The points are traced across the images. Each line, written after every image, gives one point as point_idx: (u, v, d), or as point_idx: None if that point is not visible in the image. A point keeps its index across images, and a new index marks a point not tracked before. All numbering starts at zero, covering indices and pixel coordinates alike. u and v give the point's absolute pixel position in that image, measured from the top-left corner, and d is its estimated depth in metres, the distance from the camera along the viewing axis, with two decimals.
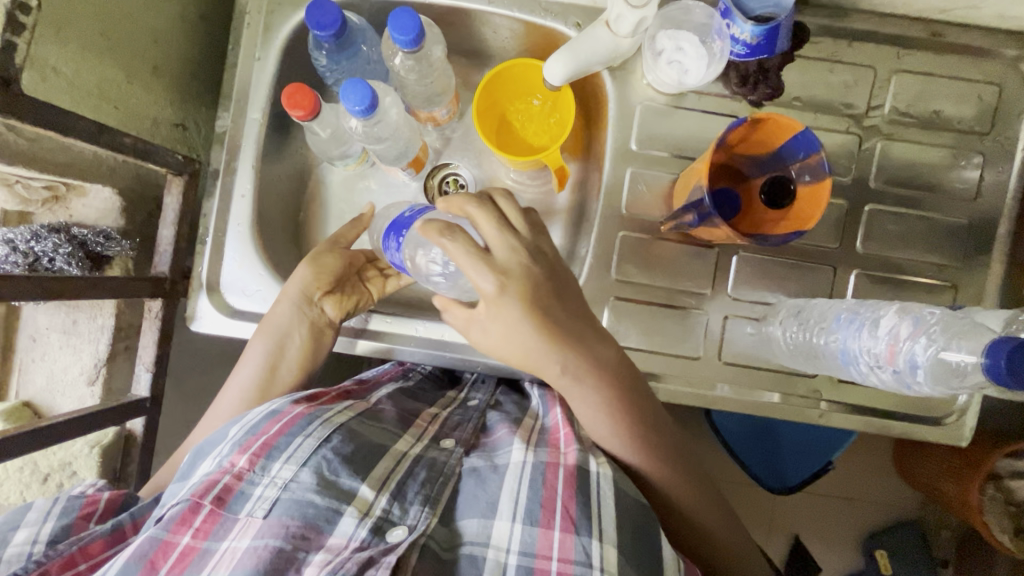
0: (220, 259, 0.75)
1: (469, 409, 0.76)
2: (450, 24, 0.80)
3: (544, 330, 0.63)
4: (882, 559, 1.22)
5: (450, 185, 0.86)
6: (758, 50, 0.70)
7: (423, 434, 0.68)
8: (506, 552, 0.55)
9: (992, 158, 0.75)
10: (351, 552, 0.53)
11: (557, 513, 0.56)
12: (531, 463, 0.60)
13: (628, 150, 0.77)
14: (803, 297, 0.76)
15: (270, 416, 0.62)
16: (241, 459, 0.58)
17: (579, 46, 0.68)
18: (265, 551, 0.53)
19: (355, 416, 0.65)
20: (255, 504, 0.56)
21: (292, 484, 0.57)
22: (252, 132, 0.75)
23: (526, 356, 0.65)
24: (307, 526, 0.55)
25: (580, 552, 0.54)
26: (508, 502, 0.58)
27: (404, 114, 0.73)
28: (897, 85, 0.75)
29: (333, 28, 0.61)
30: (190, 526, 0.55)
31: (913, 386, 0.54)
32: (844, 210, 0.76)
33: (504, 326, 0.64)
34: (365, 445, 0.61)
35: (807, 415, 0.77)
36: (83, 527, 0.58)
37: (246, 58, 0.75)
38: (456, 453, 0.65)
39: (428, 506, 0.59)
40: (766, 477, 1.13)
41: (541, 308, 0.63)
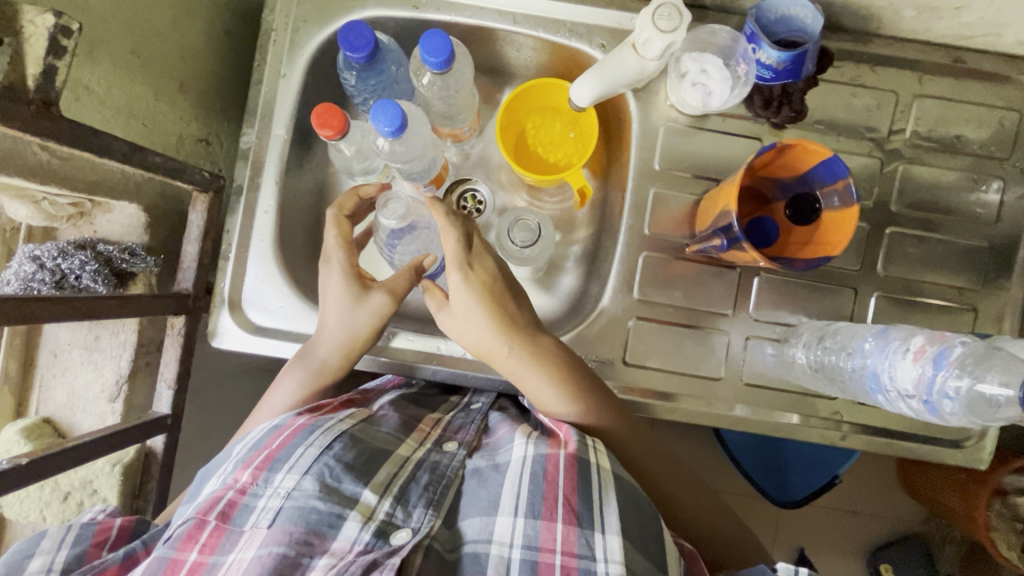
0: (243, 276, 0.75)
1: (471, 413, 0.76)
2: (473, 43, 0.81)
3: (494, 316, 0.69)
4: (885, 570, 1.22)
5: (468, 202, 0.86)
6: (783, 74, 0.71)
7: (425, 438, 0.68)
8: (509, 547, 0.55)
9: (1011, 182, 0.76)
10: (356, 556, 0.53)
11: (559, 504, 0.56)
12: (531, 457, 0.60)
13: (650, 171, 0.77)
14: (823, 318, 0.76)
15: (273, 431, 0.63)
16: (244, 475, 0.59)
17: (606, 69, 0.69)
18: (269, 558, 0.52)
19: (357, 423, 0.66)
20: (259, 515, 0.56)
21: (295, 492, 0.56)
22: (275, 148, 0.75)
23: (479, 341, 0.71)
24: (311, 532, 0.54)
25: (583, 545, 0.54)
26: (509, 497, 0.57)
27: (429, 134, 0.73)
28: (918, 109, 0.75)
29: (366, 50, 0.61)
30: (198, 542, 0.55)
31: (939, 414, 0.54)
32: (865, 233, 0.76)
33: (464, 315, 0.70)
34: (364, 450, 0.61)
35: (827, 436, 0.77)
36: (96, 555, 0.57)
37: (271, 75, 0.75)
38: (459, 456, 0.65)
39: (432, 509, 0.59)
40: (776, 493, 1.13)
41: (499, 298, 0.70)
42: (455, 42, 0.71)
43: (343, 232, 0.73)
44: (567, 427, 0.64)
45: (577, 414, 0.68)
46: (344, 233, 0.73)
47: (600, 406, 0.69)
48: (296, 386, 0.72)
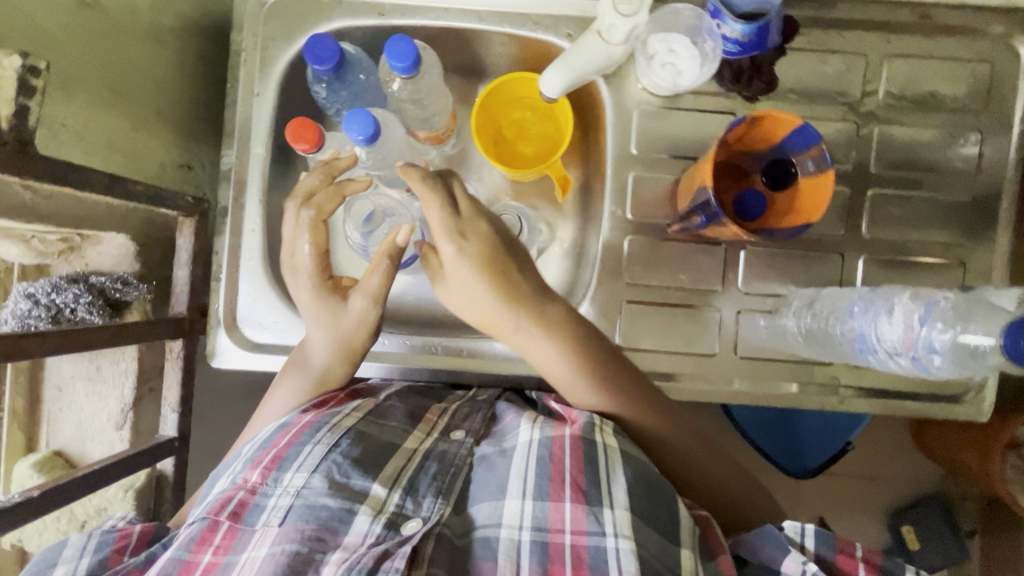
0: (236, 295, 0.76)
1: (478, 402, 0.76)
2: (441, 44, 0.81)
3: (494, 289, 0.70)
4: (908, 533, 1.23)
5: None
6: (750, 46, 0.72)
7: (433, 428, 0.69)
8: (519, 530, 0.56)
9: (989, 134, 0.76)
10: (367, 548, 0.53)
11: (567, 484, 0.57)
12: (538, 441, 0.62)
13: (628, 155, 0.78)
14: (812, 286, 0.77)
15: (280, 429, 0.65)
16: (254, 474, 0.60)
17: (573, 58, 0.69)
18: (283, 555, 0.53)
19: (364, 417, 0.67)
20: (270, 514, 0.57)
21: (305, 489, 0.57)
22: (257, 166, 0.76)
23: (482, 315, 0.72)
24: (322, 527, 0.55)
25: (593, 522, 0.55)
26: (517, 480, 0.59)
27: (404, 137, 0.74)
28: (890, 70, 0.75)
29: (332, 61, 0.61)
30: (211, 544, 0.56)
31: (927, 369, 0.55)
32: (847, 197, 0.77)
33: (461, 284, 0.71)
34: (368, 445, 0.63)
35: (827, 402, 0.77)
36: (118, 560, 0.58)
37: (245, 94, 0.76)
38: (467, 444, 0.66)
39: (441, 497, 0.60)
40: (789, 463, 1.13)
41: (494, 269, 0.70)
42: (421, 45, 0.72)
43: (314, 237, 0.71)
44: (574, 409, 0.66)
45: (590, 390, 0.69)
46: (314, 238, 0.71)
47: (612, 389, 0.69)
48: (293, 396, 0.71)
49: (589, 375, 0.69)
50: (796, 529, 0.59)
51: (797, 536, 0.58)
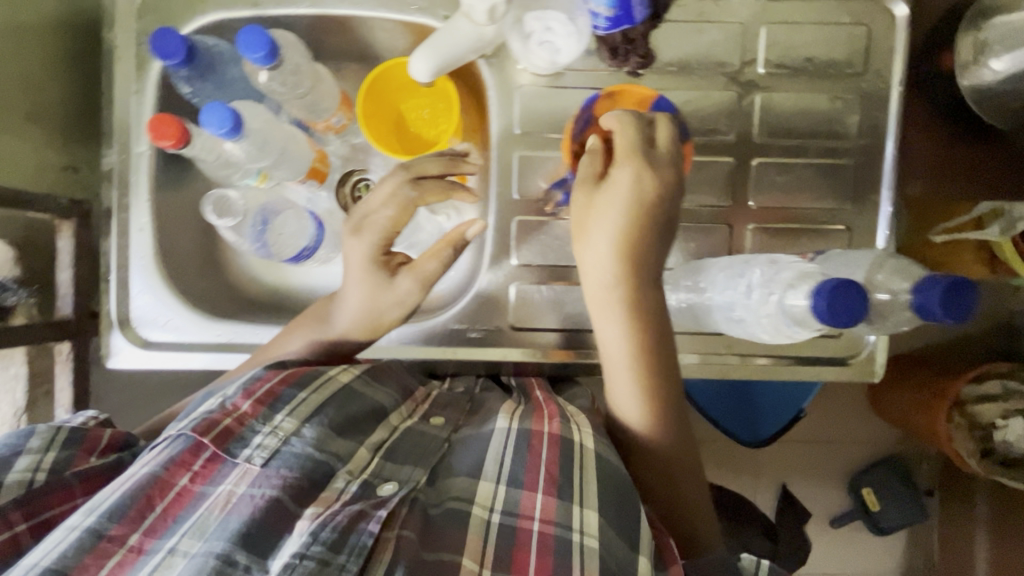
0: (128, 295, 0.76)
1: (456, 394, 0.78)
2: (324, 32, 0.81)
3: (626, 260, 0.61)
4: (868, 495, 1.15)
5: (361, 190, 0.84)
6: (619, 21, 0.72)
7: (414, 411, 0.72)
8: (489, 509, 0.58)
9: (870, 97, 0.76)
10: (342, 505, 0.55)
11: (543, 476, 0.59)
12: (516, 431, 0.64)
13: (511, 135, 0.78)
14: (700, 258, 0.78)
15: (266, 371, 0.65)
16: (246, 404, 0.60)
17: (439, 41, 0.69)
18: (261, 499, 0.54)
19: (360, 376, 0.69)
20: (255, 451, 0.58)
21: (294, 438, 0.59)
22: (141, 165, 0.76)
23: (595, 291, 0.63)
24: (302, 478, 0.57)
25: (560, 512, 0.56)
26: (493, 464, 0.61)
27: (281, 129, 0.75)
28: (767, 37, 0.75)
29: (180, 54, 0.60)
30: (189, 470, 0.57)
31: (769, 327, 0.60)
32: (730, 167, 0.77)
33: (587, 241, 0.63)
34: (351, 410, 0.64)
35: (722, 371, 0.79)
36: (84, 461, 0.59)
37: (123, 93, 0.76)
38: (447, 430, 0.68)
39: (419, 466, 0.62)
40: (743, 433, 1.07)
41: (645, 211, 0.61)
42: (279, 32, 0.72)
43: (393, 214, 0.69)
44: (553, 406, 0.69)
45: (632, 393, 0.64)
46: (398, 211, 0.69)
47: (663, 401, 0.64)
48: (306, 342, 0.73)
49: (646, 366, 0.63)
50: (752, 562, 0.57)
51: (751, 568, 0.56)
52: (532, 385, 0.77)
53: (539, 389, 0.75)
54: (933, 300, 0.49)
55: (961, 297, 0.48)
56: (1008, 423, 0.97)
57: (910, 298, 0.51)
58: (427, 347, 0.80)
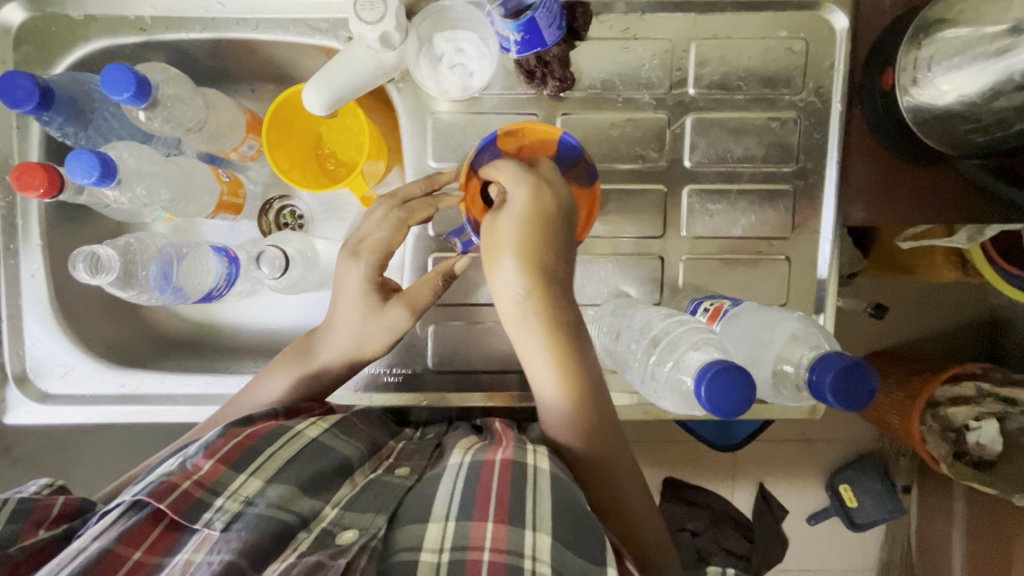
0: (22, 346, 0.72)
1: (426, 441, 0.71)
2: (225, 55, 0.75)
3: (529, 258, 0.59)
4: (846, 492, 1.09)
5: (288, 217, 0.84)
6: (529, 44, 0.63)
7: (381, 463, 0.66)
8: (438, 552, 0.52)
9: (811, 115, 0.70)
10: (298, 559, 0.52)
11: (492, 503, 0.55)
12: (467, 463, 0.60)
13: (425, 166, 0.73)
14: (629, 293, 0.73)
15: (245, 423, 0.64)
16: (206, 463, 0.58)
17: (332, 71, 0.63)
18: (217, 565, 0.51)
19: (329, 428, 0.65)
20: (214, 515, 0.55)
21: (257, 497, 0.56)
22: (28, 207, 0.71)
23: (509, 305, 0.60)
24: (257, 539, 0.53)
25: (513, 540, 0.52)
26: (443, 502, 0.56)
27: (171, 166, 0.69)
28: (698, 53, 0.69)
29: (32, 100, 0.54)
30: (144, 542, 0.54)
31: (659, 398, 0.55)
32: (662, 194, 0.72)
33: (498, 265, 0.60)
34: (323, 462, 0.61)
35: (654, 410, 0.75)
36: (32, 534, 0.56)
37: (4, 130, 0.70)
38: (412, 478, 0.62)
39: (381, 513, 0.57)
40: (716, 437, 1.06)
41: (545, 223, 0.59)
42: (159, 65, 0.67)
43: (387, 237, 0.66)
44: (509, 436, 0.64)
45: (561, 395, 0.61)
46: (387, 237, 0.66)
47: (592, 399, 0.61)
48: (286, 379, 0.70)
49: (575, 378, 0.60)
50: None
51: None
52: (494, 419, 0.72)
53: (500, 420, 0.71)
54: (826, 381, 0.48)
55: (854, 382, 0.47)
56: (981, 426, 0.88)
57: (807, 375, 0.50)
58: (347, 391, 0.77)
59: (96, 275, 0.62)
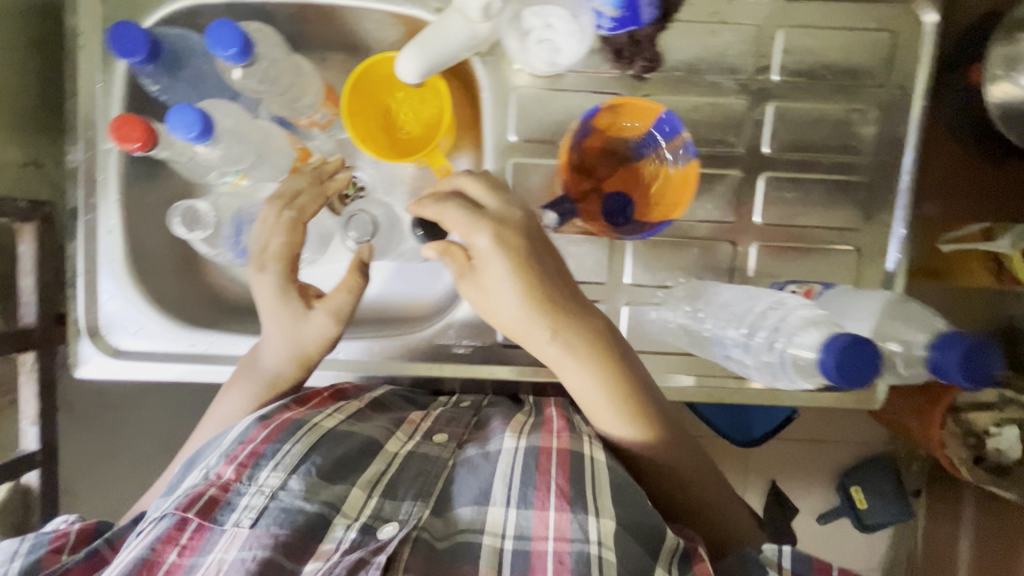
0: (97, 301, 0.72)
1: (461, 410, 0.75)
2: (308, 21, 0.75)
3: (534, 287, 0.57)
4: (856, 494, 1.08)
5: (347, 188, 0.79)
6: (624, 21, 0.67)
7: (415, 430, 0.69)
8: (502, 537, 0.56)
9: (891, 109, 0.71)
10: (341, 555, 0.54)
11: (552, 492, 0.57)
12: (524, 449, 0.62)
13: (506, 141, 0.73)
14: (701, 278, 0.74)
15: (259, 422, 0.63)
16: (227, 471, 0.59)
17: (429, 39, 0.63)
18: (253, 562, 0.53)
19: (344, 419, 0.67)
20: (242, 514, 0.56)
21: (281, 492, 0.57)
22: (109, 163, 0.71)
23: (513, 323, 0.60)
24: (295, 534, 0.55)
25: (577, 529, 0.54)
26: (502, 487, 0.59)
27: (259, 129, 0.69)
28: (783, 41, 0.70)
29: (144, 51, 0.55)
30: (177, 543, 0.56)
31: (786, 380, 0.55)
32: (739, 181, 0.73)
33: (483, 291, 0.59)
34: (345, 447, 0.63)
35: (719, 395, 0.75)
36: (53, 559, 0.59)
37: (87, 84, 0.70)
38: (450, 448, 0.66)
39: (421, 499, 0.60)
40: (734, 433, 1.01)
41: (535, 253, 0.58)
42: (260, 25, 0.68)
43: (287, 241, 0.67)
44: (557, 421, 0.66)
45: (616, 418, 0.62)
46: (286, 242, 0.67)
47: (636, 404, 0.62)
48: (247, 395, 0.70)
49: (614, 382, 0.61)
50: (773, 550, 0.57)
51: (773, 557, 0.57)
52: (547, 402, 0.75)
53: (553, 406, 0.73)
54: (952, 361, 0.50)
55: (980, 358, 0.49)
56: (1002, 431, 0.78)
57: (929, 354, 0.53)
58: (416, 360, 0.78)
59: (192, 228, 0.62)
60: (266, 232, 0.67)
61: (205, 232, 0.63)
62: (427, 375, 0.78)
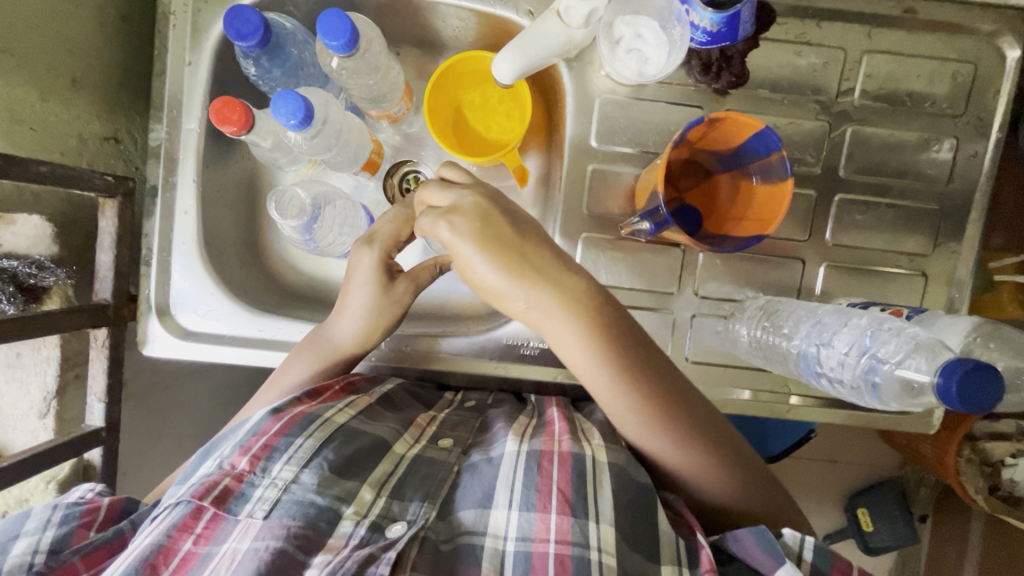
0: (169, 280, 0.72)
1: (466, 412, 0.75)
2: (394, 14, 0.75)
3: (495, 256, 0.60)
4: (862, 515, 1.08)
5: (411, 183, 0.82)
6: (719, 38, 0.66)
7: (422, 433, 0.69)
8: (503, 539, 0.56)
9: (965, 140, 0.72)
10: (351, 551, 0.54)
11: (553, 496, 0.57)
12: (526, 452, 0.61)
13: (587, 147, 0.74)
14: (768, 294, 0.74)
15: (272, 415, 0.62)
16: (242, 462, 0.58)
17: (527, 40, 0.64)
18: (266, 553, 0.53)
19: (357, 415, 0.66)
20: (255, 505, 0.56)
21: (294, 485, 0.57)
22: (190, 143, 0.71)
23: (488, 291, 0.62)
24: (308, 527, 0.55)
25: (577, 533, 0.55)
26: (504, 489, 0.59)
27: (347, 119, 0.70)
28: (867, 66, 0.71)
29: (255, 37, 0.59)
30: (193, 532, 0.56)
31: (882, 399, 0.57)
32: (813, 200, 0.73)
33: (469, 262, 0.61)
34: (357, 445, 0.62)
35: (776, 410, 0.76)
36: (83, 536, 0.57)
37: (175, 63, 0.70)
38: (455, 453, 0.66)
39: (428, 501, 0.60)
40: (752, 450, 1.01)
41: (505, 236, 0.61)
42: (351, 13, 0.66)
43: (398, 226, 0.69)
44: (554, 413, 0.69)
45: (618, 391, 0.62)
46: (399, 227, 0.69)
47: (631, 375, 0.61)
48: (308, 364, 0.71)
49: (602, 349, 0.61)
50: (795, 538, 0.56)
51: (794, 546, 0.56)
52: (550, 402, 0.74)
53: (555, 407, 0.72)
54: None
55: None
56: (1017, 463, 0.84)
57: None
58: (478, 359, 0.77)
59: (285, 214, 0.64)
60: (381, 221, 0.69)
61: (296, 219, 0.66)
62: (490, 374, 0.77)
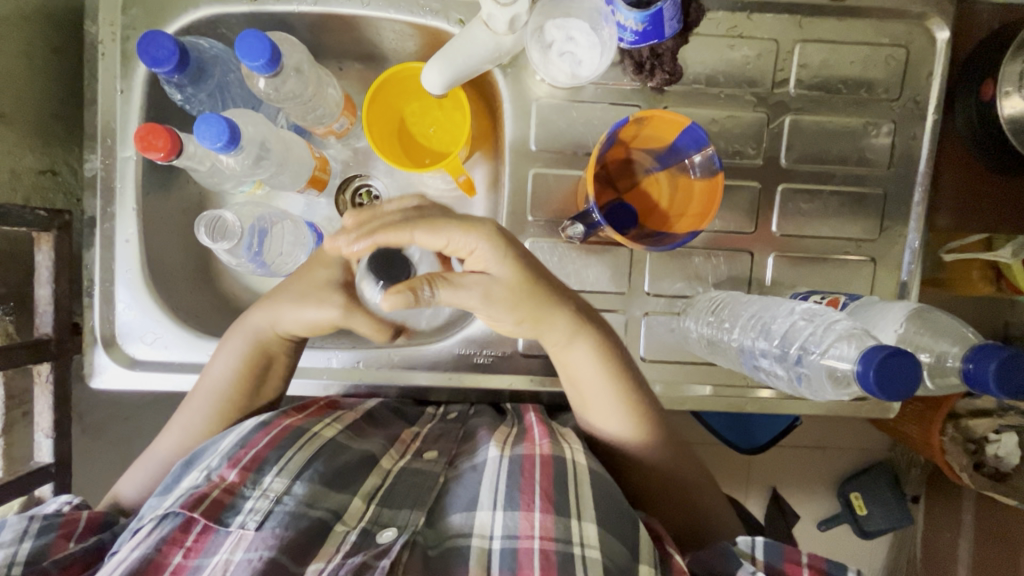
0: (113, 310, 0.72)
1: (449, 422, 0.74)
2: (328, 31, 0.75)
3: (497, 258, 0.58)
4: (856, 499, 1.05)
5: (364, 198, 0.81)
6: (647, 35, 0.65)
7: (407, 449, 0.68)
8: (489, 538, 0.56)
9: (903, 123, 0.72)
10: (345, 557, 0.54)
11: (537, 495, 0.57)
12: (509, 458, 0.60)
13: (528, 151, 0.73)
14: (720, 288, 0.74)
15: (260, 428, 0.62)
16: (231, 474, 0.58)
17: (454, 50, 0.64)
18: (259, 562, 0.53)
19: (343, 430, 0.65)
20: (246, 517, 0.56)
21: (285, 497, 0.57)
22: (127, 170, 0.71)
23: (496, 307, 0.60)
24: (298, 534, 0.55)
25: (560, 529, 0.55)
26: (488, 492, 0.58)
27: (281, 138, 0.69)
28: (800, 55, 0.71)
29: (171, 61, 0.59)
30: (182, 545, 0.55)
31: (816, 392, 0.57)
32: (757, 191, 0.73)
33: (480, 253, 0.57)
34: (342, 460, 0.62)
35: (737, 404, 0.76)
36: (62, 547, 0.56)
37: (108, 92, 0.70)
38: (442, 463, 0.65)
39: (417, 507, 0.59)
40: (737, 438, 0.99)
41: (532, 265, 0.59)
42: (278, 36, 0.67)
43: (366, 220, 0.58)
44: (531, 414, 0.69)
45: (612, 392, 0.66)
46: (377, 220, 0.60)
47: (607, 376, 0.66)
48: (236, 355, 0.69)
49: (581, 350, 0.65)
50: (747, 543, 0.59)
51: (746, 549, 0.59)
52: (527, 406, 0.73)
53: (533, 411, 0.71)
54: (987, 371, 0.51)
55: (1018, 370, 0.50)
56: (1000, 438, 0.84)
57: (960, 366, 0.54)
58: (432, 370, 0.76)
59: (216, 239, 0.64)
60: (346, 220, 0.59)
61: (228, 243, 0.65)
62: (448, 385, 0.76)
